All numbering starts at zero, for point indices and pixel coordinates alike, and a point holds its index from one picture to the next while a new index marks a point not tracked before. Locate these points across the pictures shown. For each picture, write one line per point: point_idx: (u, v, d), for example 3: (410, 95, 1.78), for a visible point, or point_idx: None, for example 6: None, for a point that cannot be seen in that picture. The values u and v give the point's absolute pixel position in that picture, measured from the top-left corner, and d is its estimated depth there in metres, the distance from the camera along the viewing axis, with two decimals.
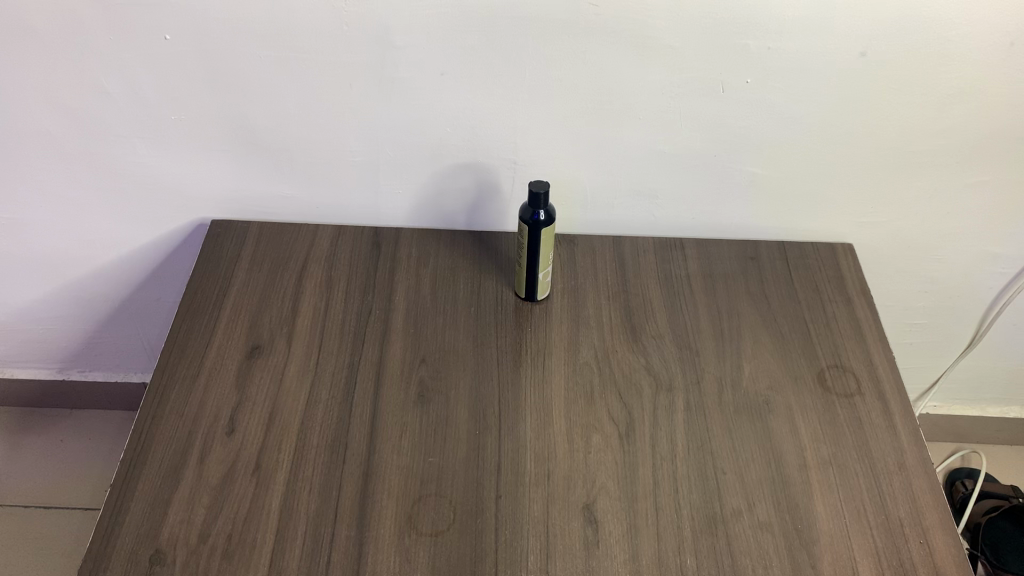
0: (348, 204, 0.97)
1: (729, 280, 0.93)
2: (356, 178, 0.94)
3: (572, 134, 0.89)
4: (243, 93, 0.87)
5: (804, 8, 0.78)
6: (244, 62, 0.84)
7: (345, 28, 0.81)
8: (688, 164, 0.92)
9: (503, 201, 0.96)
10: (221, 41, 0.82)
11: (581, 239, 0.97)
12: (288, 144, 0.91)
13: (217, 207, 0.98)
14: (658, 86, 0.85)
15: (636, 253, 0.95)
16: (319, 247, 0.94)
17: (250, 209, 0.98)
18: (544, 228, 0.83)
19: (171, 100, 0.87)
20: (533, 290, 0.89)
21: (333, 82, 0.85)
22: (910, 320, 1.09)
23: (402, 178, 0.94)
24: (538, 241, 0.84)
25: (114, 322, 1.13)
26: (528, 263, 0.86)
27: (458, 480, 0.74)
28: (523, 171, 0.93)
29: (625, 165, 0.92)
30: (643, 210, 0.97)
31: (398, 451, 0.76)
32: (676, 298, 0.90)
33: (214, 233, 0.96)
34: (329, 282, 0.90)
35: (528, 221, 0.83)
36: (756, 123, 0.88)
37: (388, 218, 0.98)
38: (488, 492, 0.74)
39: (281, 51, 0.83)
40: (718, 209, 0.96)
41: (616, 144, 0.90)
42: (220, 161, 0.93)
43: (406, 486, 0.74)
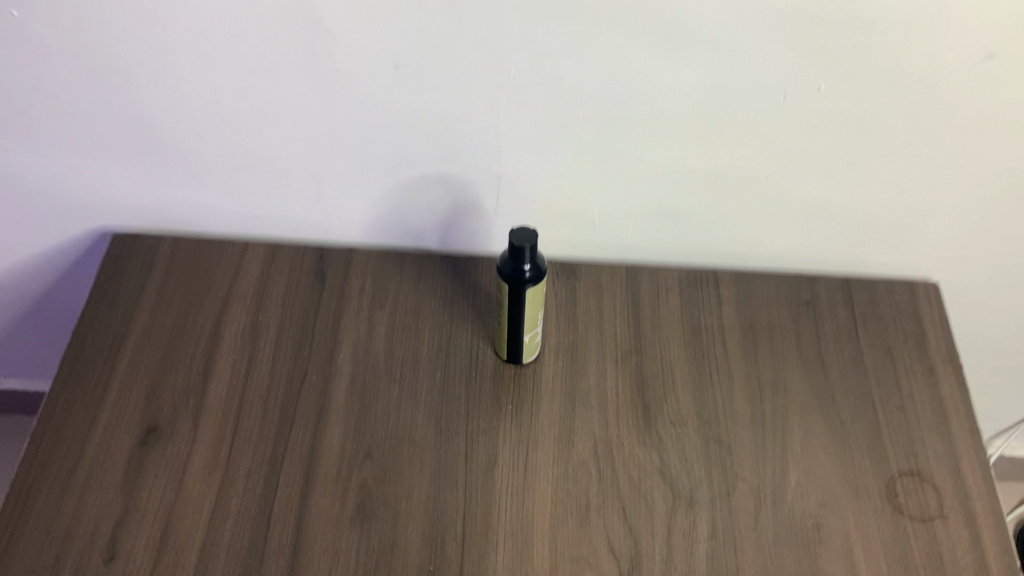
0: (286, 216, 0.75)
1: (776, 336, 0.71)
2: (292, 189, 0.72)
3: (573, 145, 0.66)
4: (130, 86, 0.64)
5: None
6: (125, 46, 0.61)
7: (255, 7, 0.57)
8: (728, 183, 0.69)
9: (486, 221, 0.74)
10: (91, 19, 0.59)
11: (587, 271, 0.75)
12: (200, 146, 0.69)
13: (121, 217, 0.77)
14: (694, 92, 0.61)
15: (657, 292, 0.73)
16: (245, 278, 0.73)
17: (162, 218, 0.77)
18: (530, 288, 0.62)
19: (38, 92, 0.65)
20: (516, 355, 0.68)
21: (248, 74, 0.62)
22: (995, 364, 0.88)
23: (353, 191, 0.72)
24: (522, 301, 0.63)
25: (23, 331, 0.94)
26: (508, 324, 0.65)
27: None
28: (510, 188, 0.70)
29: (646, 183, 0.69)
30: (667, 234, 0.74)
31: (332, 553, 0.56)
32: (705, 366, 0.69)
33: (115, 252, 0.75)
34: (254, 332, 0.70)
35: (508, 278, 0.62)
36: (825, 139, 0.65)
37: (336, 233, 0.76)
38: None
39: (174, 33, 0.60)
40: (767, 237, 0.74)
41: (634, 158, 0.67)
42: (116, 167, 0.71)
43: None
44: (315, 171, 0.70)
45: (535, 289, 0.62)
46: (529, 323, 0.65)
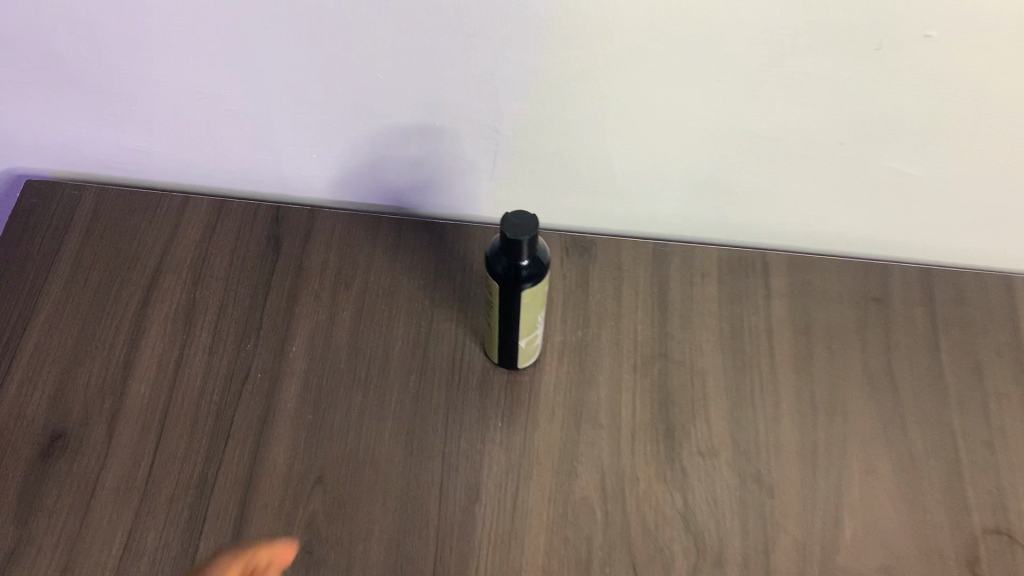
0: (232, 167, 0.60)
1: (835, 344, 0.57)
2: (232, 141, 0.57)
3: (591, 99, 0.49)
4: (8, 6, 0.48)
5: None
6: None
7: None
8: (796, 152, 0.52)
9: (479, 188, 0.59)
10: None
11: (606, 247, 0.61)
12: (108, 83, 0.53)
13: (33, 159, 0.62)
14: (760, 36, 0.44)
15: (691, 282, 0.59)
16: (184, 242, 0.60)
17: (82, 163, 0.62)
18: (530, 285, 0.48)
19: None
20: (510, 359, 0.54)
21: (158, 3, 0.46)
22: None
23: (310, 146, 0.56)
24: (518, 302, 0.49)
25: None
26: (500, 326, 0.52)
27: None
28: (509, 146, 0.54)
29: (686, 155, 0.53)
30: (709, 204, 0.58)
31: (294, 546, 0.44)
32: (746, 381, 0.56)
33: (24, 207, 0.61)
34: (189, 315, 0.57)
35: (501, 273, 0.48)
36: (936, 103, 0.47)
37: (296, 188, 0.61)
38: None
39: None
40: (836, 214, 0.58)
41: (673, 125, 0.51)
42: (13, 106, 0.56)
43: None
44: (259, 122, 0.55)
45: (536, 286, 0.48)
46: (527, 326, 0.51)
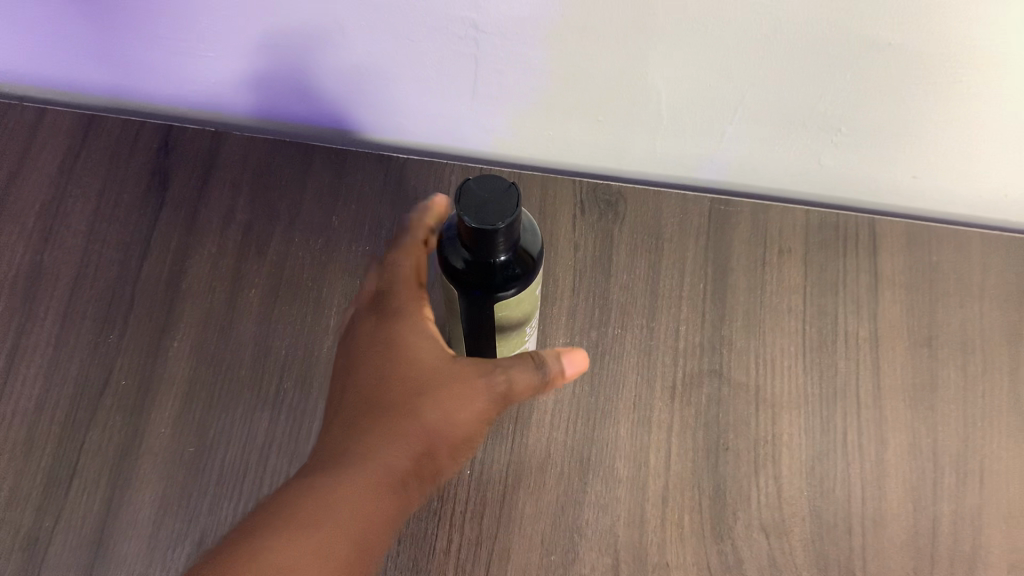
0: (93, 80, 0.41)
1: (969, 365, 0.39)
2: (71, 39, 0.37)
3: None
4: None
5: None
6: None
7: None
8: (954, 85, 0.32)
9: (452, 112, 0.39)
10: None
11: (641, 205, 0.42)
12: None
13: None
14: None
15: (763, 262, 0.41)
16: (31, 176, 0.42)
17: None
18: (515, 286, 0.29)
19: None
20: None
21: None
22: None
23: (191, 56, 0.37)
24: (495, 313, 0.30)
25: None
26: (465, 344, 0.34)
27: (471, 364, 0.30)
28: (492, 60, 0.35)
29: (769, 79, 0.33)
30: (798, 153, 0.39)
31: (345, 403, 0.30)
32: (835, 418, 0.38)
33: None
34: (32, 286, 0.39)
35: (463, 278, 0.29)
36: None
37: (191, 108, 0.42)
38: (522, 379, 0.29)
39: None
40: (993, 176, 0.38)
41: (753, 30, 0.30)
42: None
43: (390, 456, 0.28)
44: (98, 17, 0.35)
45: (524, 285, 0.30)
46: (511, 339, 0.34)
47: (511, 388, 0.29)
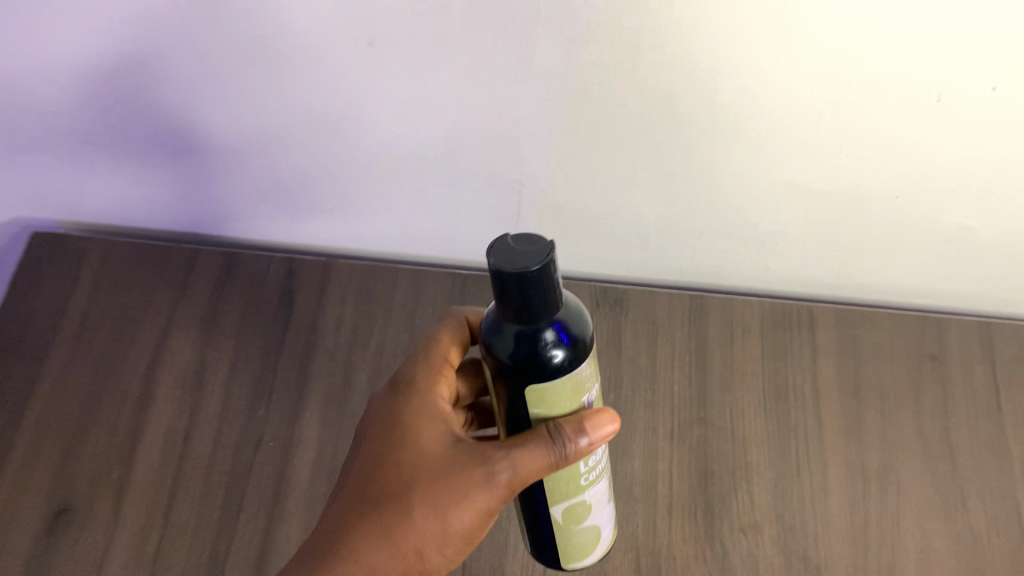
0: (251, 224, 0.58)
1: (887, 408, 0.53)
2: (248, 193, 0.55)
3: (623, 156, 0.48)
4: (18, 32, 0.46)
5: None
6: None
7: None
8: (841, 208, 0.49)
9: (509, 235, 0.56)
10: None
11: (640, 299, 0.57)
12: (124, 138, 0.52)
13: (51, 214, 0.61)
14: (800, 92, 0.42)
15: (731, 338, 0.56)
16: (193, 298, 0.57)
17: (99, 219, 0.60)
18: (568, 359, 0.32)
19: None
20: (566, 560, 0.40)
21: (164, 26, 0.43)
22: None
23: (329, 202, 0.55)
24: (535, 412, 0.33)
25: None
26: (525, 501, 0.37)
27: (469, 460, 0.34)
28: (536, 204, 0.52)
29: (725, 204, 0.50)
30: (749, 262, 0.55)
31: (348, 504, 0.35)
32: (791, 449, 0.52)
33: (31, 258, 0.59)
34: (201, 378, 0.54)
35: (515, 362, 0.32)
36: (985, 163, 0.44)
37: (314, 240, 0.59)
38: (527, 466, 0.33)
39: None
40: (883, 275, 0.55)
41: (708, 171, 0.48)
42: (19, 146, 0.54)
43: (386, 549, 0.34)
44: (276, 176, 0.53)
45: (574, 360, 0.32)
46: (573, 505, 0.37)
47: (514, 477, 0.33)
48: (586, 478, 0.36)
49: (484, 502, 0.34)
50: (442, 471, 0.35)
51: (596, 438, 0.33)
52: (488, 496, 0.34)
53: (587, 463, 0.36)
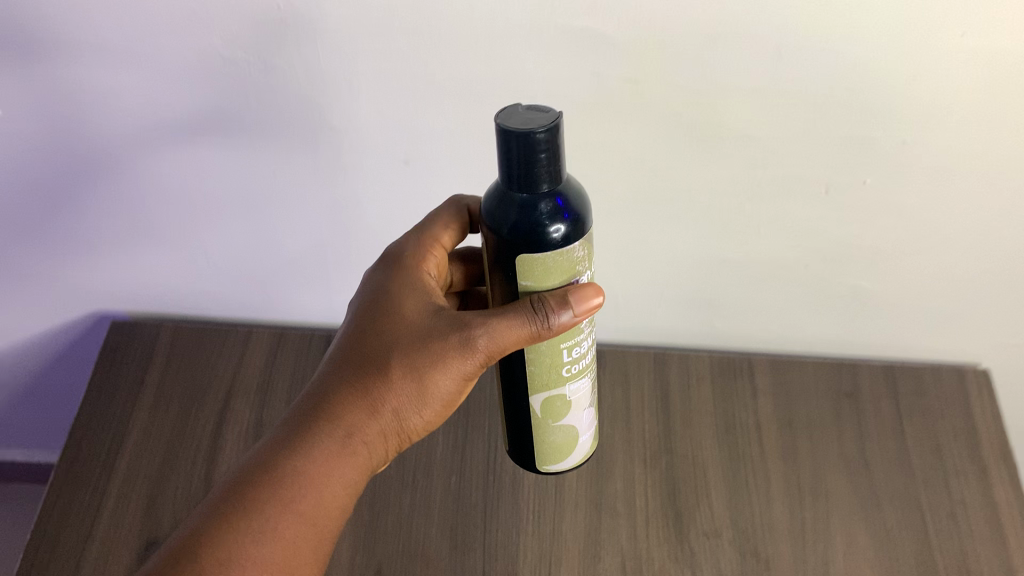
0: (295, 306, 0.72)
1: (816, 436, 0.66)
2: (296, 280, 0.69)
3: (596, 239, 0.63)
4: (147, 160, 0.60)
5: (986, 64, 0.49)
6: (131, 115, 0.57)
7: (254, 108, 0.55)
8: (764, 275, 0.65)
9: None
10: (87, 119, 0.57)
11: (614, 358, 0.71)
12: (202, 241, 0.66)
13: (124, 307, 0.74)
14: (724, 186, 0.58)
15: (689, 385, 0.69)
16: (248, 371, 0.69)
17: (167, 310, 0.74)
18: (562, 228, 0.38)
19: (40, 190, 0.63)
20: (544, 458, 0.49)
21: (266, 151, 0.58)
22: None
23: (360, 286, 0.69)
24: (525, 284, 0.40)
25: (32, 429, 0.91)
26: (513, 384, 0.45)
27: (451, 329, 0.41)
28: None
29: (677, 277, 0.66)
30: (697, 323, 0.70)
31: (336, 365, 0.43)
32: (741, 471, 0.64)
33: (109, 346, 0.71)
34: (259, 433, 0.65)
35: (514, 226, 0.38)
36: (865, 233, 0.61)
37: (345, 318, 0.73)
38: (502, 334, 0.40)
39: (191, 106, 0.56)
40: (803, 329, 0.70)
41: (660, 248, 0.63)
42: (116, 250, 0.67)
43: (366, 414, 0.41)
44: (320, 267, 0.67)
45: (568, 233, 0.39)
46: (552, 397, 0.45)
47: (488, 344, 0.41)
48: (568, 371, 0.44)
49: (460, 365, 0.41)
50: (426, 341, 0.42)
51: (581, 311, 0.40)
52: (465, 361, 0.41)
53: (570, 355, 0.43)
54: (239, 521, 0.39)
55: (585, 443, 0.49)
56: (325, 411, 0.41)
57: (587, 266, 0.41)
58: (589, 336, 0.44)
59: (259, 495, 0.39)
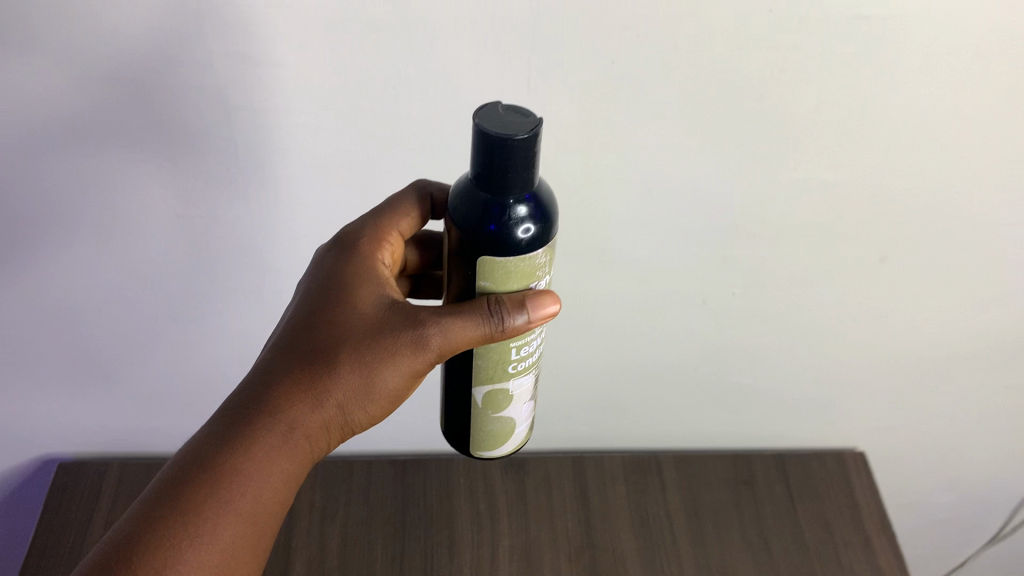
0: None
1: (720, 520, 0.73)
2: None
3: None
4: (111, 306, 0.68)
5: (818, 194, 0.60)
6: (99, 266, 0.65)
7: (209, 257, 0.66)
8: (661, 377, 0.75)
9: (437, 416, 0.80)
10: (59, 274, 0.65)
11: (537, 463, 0.77)
12: (160, 376, 0.75)
13: (79, 444, 0.80)
14: (618, 302, 0.68)
15: (605, 483, 0.76)
16: None
17: (121, 443, 0.81)
18: (530, 228, 0.41)
19: (11, 340, 0.70)
20: (479, 444, 0.52)
21: (220, 286, 0.68)
22: (926, 535, 0.90)
23: None
24: (482, 284, 0.43)
25: None
26: (461, 374, 0.48)
27: (404, 325, 0.43)
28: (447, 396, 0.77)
29: (586, 380, 0.75)
30: (606, 424, 0.80)
31: (281, 354, 0.44)
32: (657, 556, 0.70)
33: (65, 465, 0.76)
34: None
35: (482, 223, 0.40)
36: (742, 336, 0.71)
37: None
38: (453, 333, 0.43)
39: (152, 255, 0.65)
40: (698, 422, 0.80)
41: (569, 359, 0.73)
42: (78, 391, 0.75)
43: (310, 411, 0.43)
44: None
45: (535, 234, 0.41)
46: (496, 390, 0.48)
47: (437, 343, 0.43)
48: (514, 368, 0.48)
49: (410, 364, 0.43)
50: (378, 336, 0.43)
51: (535, 316, 0.43)
52: (415, 359, 0.43)
53: (517, 353, 0.47)
54: (185, 513, 0.40)
55: (520, 433, 0.53)
56: (272, 404, 0.42)
57: (546, 271, 0.44)
58: (539, 335, 0.47)
59: (202, 487, 0.40)
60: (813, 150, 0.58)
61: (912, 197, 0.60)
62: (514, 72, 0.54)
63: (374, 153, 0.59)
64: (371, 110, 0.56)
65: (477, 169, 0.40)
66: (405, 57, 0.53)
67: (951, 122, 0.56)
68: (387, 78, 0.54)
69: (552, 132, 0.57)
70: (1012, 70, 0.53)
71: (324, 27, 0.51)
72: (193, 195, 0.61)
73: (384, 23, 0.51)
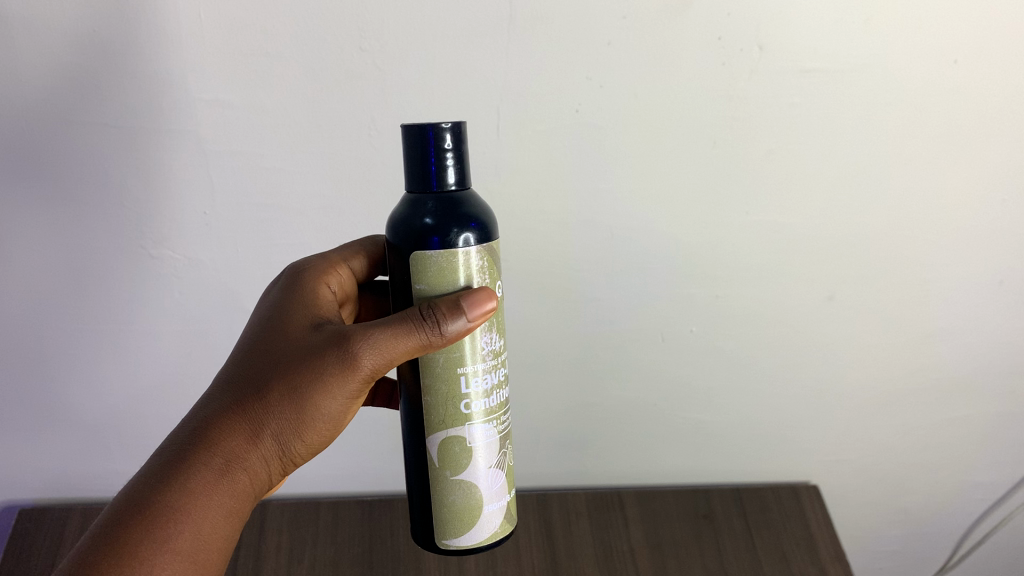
0: None
1: (681, 553, 0.75)
2: None
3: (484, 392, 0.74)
4: (76, 348, 0.68)
5: (771, 234, 0.64)
6: (65, 308, 0.66)
7: (177, 299, 0.65)
8: (623, 414, 0.77)
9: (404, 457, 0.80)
10: (27, 313, 0.66)
11: None
12: (119, 422, 0.73)
13: (33, 488, 0.76)
14: (582, 340, 0.70)
15: (568, 519, 0.77)
16: None
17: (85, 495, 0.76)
18: (469, 228, 0.42)
19: None
20: (443, 528, 0.48)
21: (186, 330, 0.68)
22: None
23: None
24: (417, 287, 0.43)
25: None
26: (416, 421, 0.47)
27: (334, 345, 0.43)
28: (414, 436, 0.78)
29: (550, 418, 0.77)
30: (571, 462, 0.81)
31: (215, 392, 0.44)
32: None
33: (26, 509, 0.75)
34: None
35: (420, 225, 0.42)
36: (701, 372, 0.74)
37: None
38: (384, 347, 0.42)
39: (120, 296, 0.65)
40: (659, 462, 0.81)
41: (535, 399, 0.75)
42: (35, 437, 0.73)
43: (245, 441, 0.42)
44: None
45: (474, 235, 0.42)
46: (451, 437, 0.46)
47: (368, 360, 0.42)
48: (468, 407, 0.46)
49: (345, 383, 0.43)
50: (308, 360, 0.43)
51: (472, 315, 0.42)
52: (349, 377, 0.43)
53: (469, 387, 0.45)
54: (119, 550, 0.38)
55: (492, 518, 0.48)
56: (208, 436, 0.42)
57: (487, 276, 0.44)
58: (492, 373, 0.46)
59: (137, 527, 0.39)
60: (765, 194, 0.62)
61: (857, 237, 0.64)
62: (483, 119, 0.57)
63: (343, 201, 0.61)
64: (345, 155, 0.59)
65: (412, 177, 0.43)
66: (378, 104, 0.56)
67: (890, 165, 0.61)
68: (360, 124, 0.57)
69: (519, 177, 0.60)
70: (937, 117, 0.58)
71: (303, 73, 0.55)
72: (166, 235, 0.62)
73: (359, 73, 0.55)
